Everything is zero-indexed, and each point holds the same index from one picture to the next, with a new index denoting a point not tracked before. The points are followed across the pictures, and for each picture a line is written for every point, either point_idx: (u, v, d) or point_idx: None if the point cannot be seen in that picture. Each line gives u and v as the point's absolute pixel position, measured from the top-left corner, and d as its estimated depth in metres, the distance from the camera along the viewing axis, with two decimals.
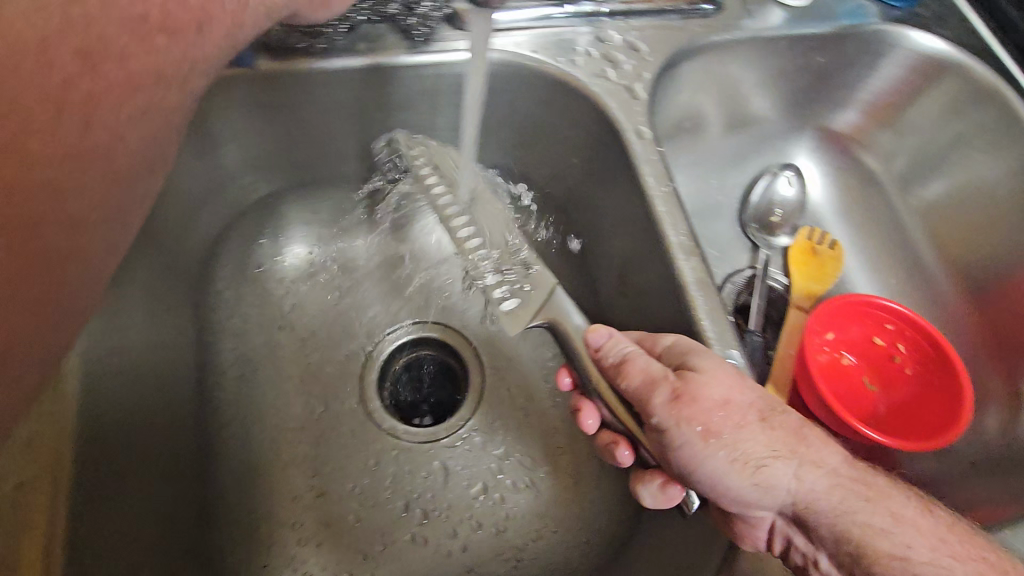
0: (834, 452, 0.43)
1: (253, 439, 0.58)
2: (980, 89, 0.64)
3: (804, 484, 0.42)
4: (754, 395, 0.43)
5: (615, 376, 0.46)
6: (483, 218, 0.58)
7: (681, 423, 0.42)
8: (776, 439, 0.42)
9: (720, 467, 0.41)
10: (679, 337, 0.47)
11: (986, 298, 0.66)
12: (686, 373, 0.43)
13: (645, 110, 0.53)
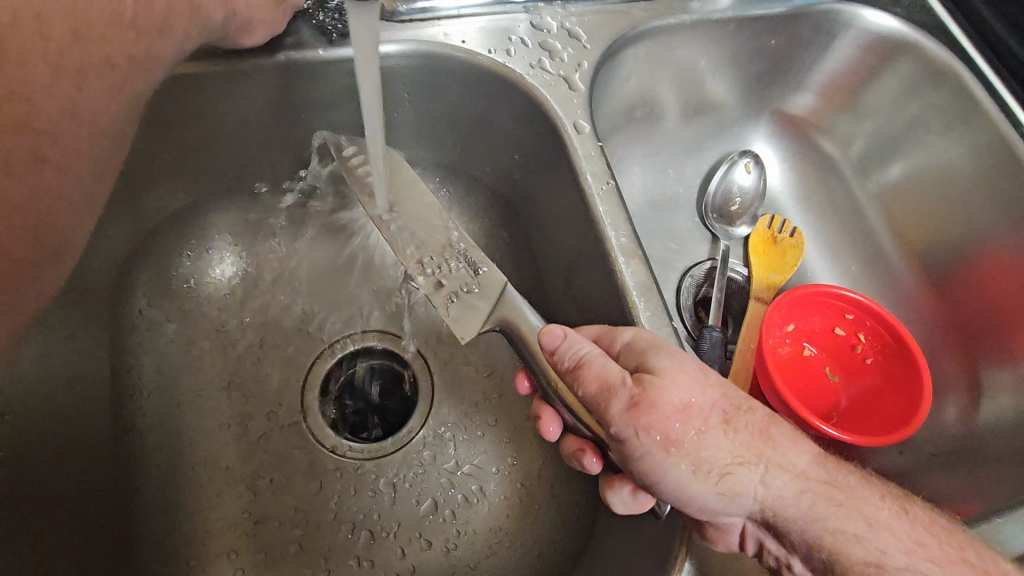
0: (804, 453, 0.40)
1: (180, 466, 0.54)
2: (935, 69, 0.62)
3: (771, 489, 0.39)
4: (717, 394, 0.41)
5: (571, 381, 0.43)
6: (420, 216, 0.54)
7: (639, 433, 0.39)
8: (739, 443, 0.39)
9: (684, 479, 0.38)
10: (640, 332, 0.43)
11: (945, 284, 0.65)
12: (644, 378, 0.40)
13: (584, 103, 0.50)
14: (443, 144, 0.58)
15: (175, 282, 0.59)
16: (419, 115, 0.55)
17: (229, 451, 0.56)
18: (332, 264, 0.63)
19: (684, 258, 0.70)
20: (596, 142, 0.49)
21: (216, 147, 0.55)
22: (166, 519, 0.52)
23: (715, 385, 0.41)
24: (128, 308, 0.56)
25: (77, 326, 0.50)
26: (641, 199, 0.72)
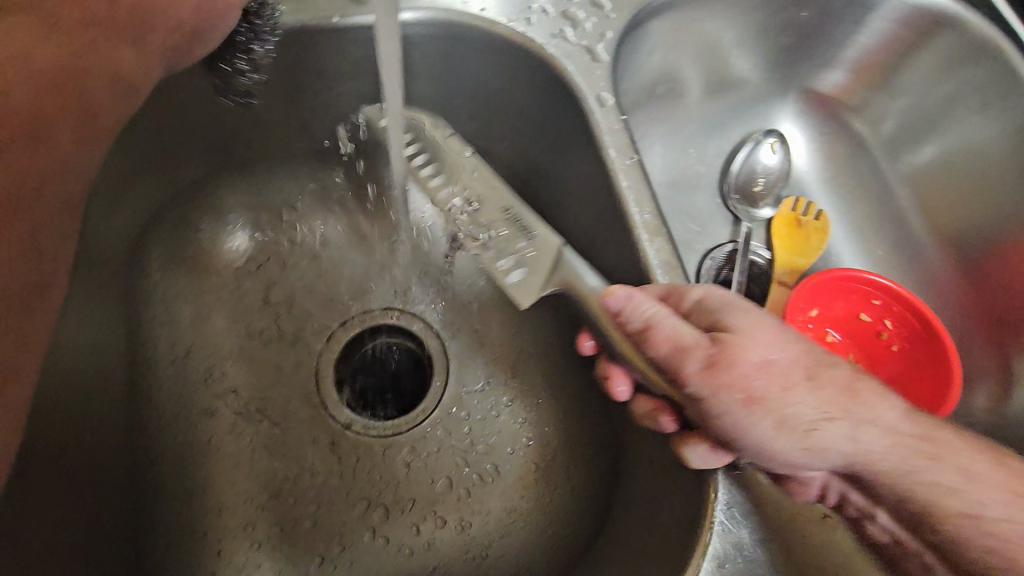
0: (892, 407, 0.38)
1: (197, 440, 0.54)
2: (977, 45, 0.59)
3: (861, 445, 0.37)
4: (797, 350, 0.39)
5: (639, 342, 0.41)
6: (465, 180, 0.51)
7: (719, 392, 0.37)
8: (827, 400, 0.37)
9: (768, 434, 0.37)
10: (710, 290, 0.42)
11: (977, 269, 0.63)
12: (722, 338, 0.38)
13: (608, 75, 0.48)
14: (460, 120, 0.57)
15: (190, 258, 0.59)
16: (438, 88, 0.54)
17: (245, 427, 0.56)
18: (346, 242, 0.62)
19: (705, 239, 0.68)
20: (620, 116, 0.47)
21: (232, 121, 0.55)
22: (179, 492, 0.52)
23: (795, 340, 0.39)
24: (144, 281, 0.56)
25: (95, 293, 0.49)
26: (662, 179, 0.70)
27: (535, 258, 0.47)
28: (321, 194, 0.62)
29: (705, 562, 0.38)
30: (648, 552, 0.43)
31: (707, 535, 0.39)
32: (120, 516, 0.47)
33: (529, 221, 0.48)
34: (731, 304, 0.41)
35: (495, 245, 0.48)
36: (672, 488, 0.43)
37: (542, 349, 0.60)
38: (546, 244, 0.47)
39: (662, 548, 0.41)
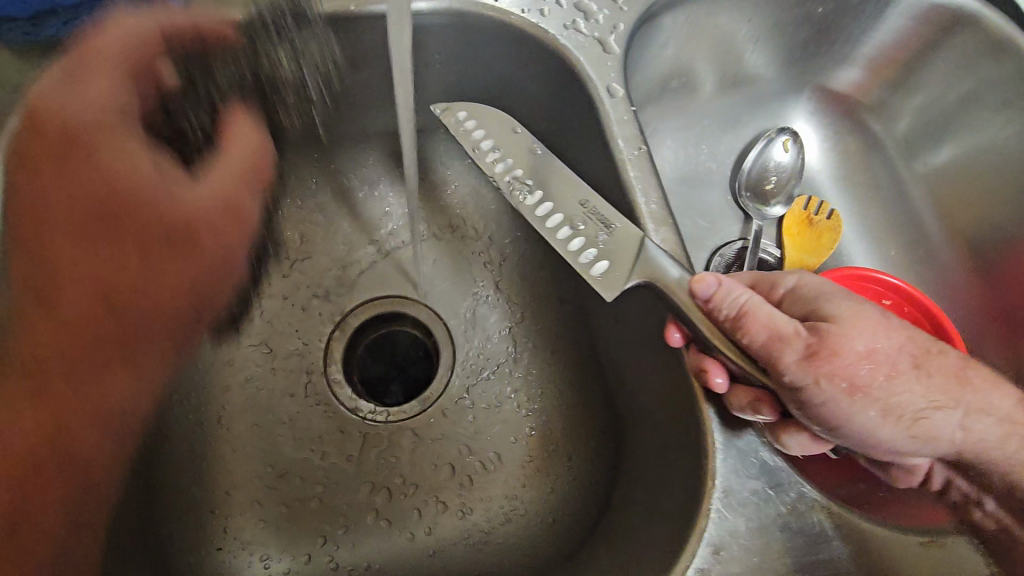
0: (1005, 397, 0.41)
1: (205, 418, 0.55)
2: (996, 43, 0.58)
3: (972, 431, 0.40)
4: (901, 339, 0.40)
5: (729, 331, 0.40)
6: (539, 171, 0.47)
7: (822, 381, 0.37)
8: (935, 388, 0.39)
9: (872, 422, 0.38)
10: (803, 278, 0.43)
11: (992, 271, 0.63)
12: (822, 327, 0.38)
13: (619, 67, 0.49)
14: None
15: None
16: (451, 78, 0.55)
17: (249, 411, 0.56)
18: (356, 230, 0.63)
19: (714, 236, 0.68)
20: (630, 107, 0.48)
21: None
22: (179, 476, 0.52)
23: (900, 329, 0.40)
24: None
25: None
26: (672, 175, 0.69)
27: (617, 250, 0.43)
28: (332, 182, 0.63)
29: (700, 545, 0.38)
30: (648, 539, 0.43)
31: (703, 522, 0.38)
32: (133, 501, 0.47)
33: (607, 212, 0.44)
34: (829, 293, 0.41)
35: (574, 238, 0.44)
36: (671, 478, 0.43)
37: (549, 339, 0.60)
38: (626, 236, 0.44)
39: (662, 533, 0.41)
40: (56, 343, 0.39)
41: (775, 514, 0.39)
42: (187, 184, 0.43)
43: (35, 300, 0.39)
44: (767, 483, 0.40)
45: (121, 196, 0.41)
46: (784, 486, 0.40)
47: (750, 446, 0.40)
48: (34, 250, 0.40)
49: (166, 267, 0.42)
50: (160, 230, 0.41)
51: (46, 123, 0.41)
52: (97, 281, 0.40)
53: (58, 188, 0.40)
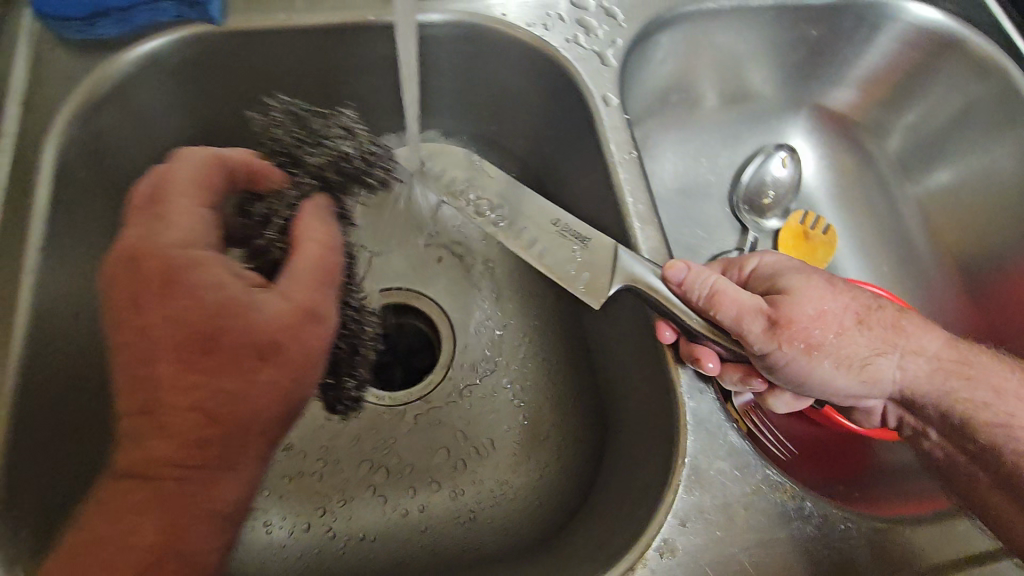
0: (934, 340, 0.45)
1: None
2: (982, 66, 0.61)
3: (906, 372, 0.44)
4: (846, 299, 0.44)
5: (703, 311, 0.43)
6: (522, 201, 0.51)
7: (784, 345, 0.41)
8: (876, 338, 0.44)
9: (829, 374, 0.43)
10: (764, 259, 0.48)
11: (979, 286, 0.64)
12: (777, 298, 0.43)
13: (615, 78, 0.53)
14: (480, 117, 0.62)
15: None
16: (460, 84, 0.58)
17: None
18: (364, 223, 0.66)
19: (712, 245, 0.70)
20: (622, 115, 0.51)
21: None
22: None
23: (844, 291, 0.45)
24: None
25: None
26: (673, 186, 0.72)
27: (595, 261, 0.47)
28: None
29: (667, 516, 0.40)
30: (624, 521, 0.44)
31: (671, 496, 0.41)
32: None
33: (581, 228, 0.48)
34: (784, 268, 0.47)
35: (555, 257, 0.48)
36: (649, 460, 0.46)
37: (544, 334, 0.63)
38: (600, 247, 0.47)
39: (637, 514, 0.43)
40: (183, 426, 0.35)
41: (739, 491, 0.41)
42: (273, 292, 0.37)
43: (149, 407, 0.35)
44: (733, 464, 0.42)
45: (211, 340, 0.35)
46: (752, 468, 0.42)
47: (718, 426, 0.43)
48: (129, 374, 0.35)
49: (253, 381, 0.36)
50: (234, 350, 0.35)
51: (120, 279, 0.36)
52: (187, 404, 0.35)
53: (169, 331, 0.35)
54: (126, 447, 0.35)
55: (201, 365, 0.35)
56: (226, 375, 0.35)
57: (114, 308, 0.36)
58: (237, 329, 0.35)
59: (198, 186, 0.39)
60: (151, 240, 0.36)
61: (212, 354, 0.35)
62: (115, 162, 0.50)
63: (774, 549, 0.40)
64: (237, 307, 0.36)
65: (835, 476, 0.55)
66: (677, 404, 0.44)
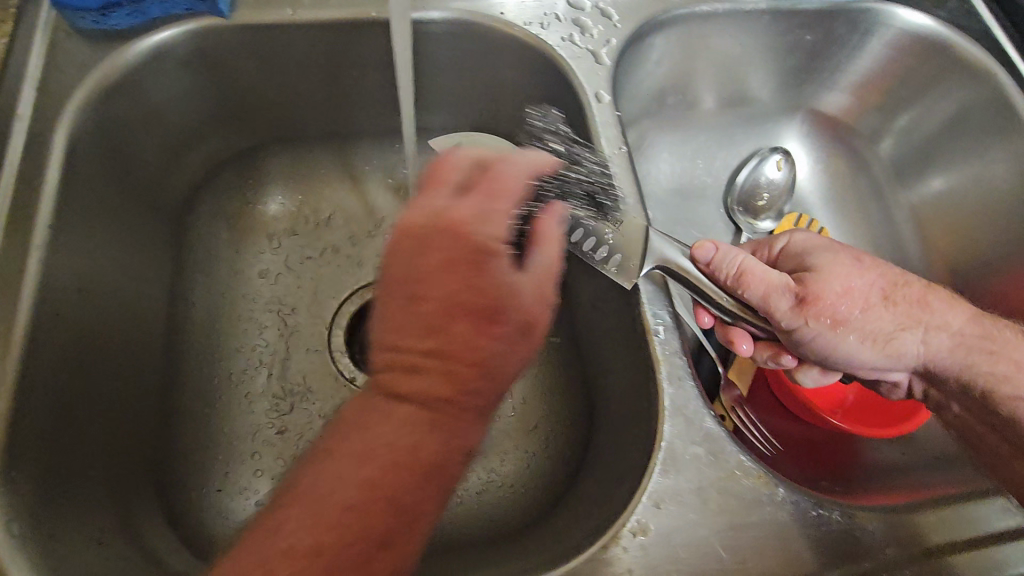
0: (959, 315, 0.50)
1: (217, 375, 0.59)
2: (977, 75, 0.62)
3: (930, 347, 0.49)
4: (873, 277, 0.50)
5: (731, 289, 0.48)
6: None
7: (811, 321, 0.47)
8: (900, 314, 0.49)
9: (854, 346, 0.48)
10: (793, 237, 0.53)
11: (969, 289, 0.65)
12: (805, 277, 0.49)
13: (608, 76, 0.54)
14: (479, 113, 0.63)
15: (233, 217, 0.64)
16: (459, 80, 0.60)
17: (269, 381, 0.60)
18: (364, 215, 0.67)
19: None
20: (614, 111, 0.53)
21: (284, 100, 0.60)
22: (195, 434, 0.56)
23: (872, 268, 0.50)
24: (190, 233, 0.61)
25: (139, 238, 0.54)
26: (668, 186, 0.73)
27: (625, 242, 0.49)
28: (342, 171, 0.67)
29: (642, 498, 0.42)
30: (602, 504, 0.45)
31: (647, 481, 0.42)
32: (150, 450, 0.51)
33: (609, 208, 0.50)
34: (811, 246, 0.52)
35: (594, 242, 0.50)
36: (633, 447, 0.47)
37: None
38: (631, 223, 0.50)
39: (615, 498, 0.44)
40: (460, 375, 0.38)
41: (712, 476, 0.42)
42: (525, 276, 0.40)
43: (440, 352, 0.38)
44: (707, 450, 0.43)
45: (498, 312, 0.39)
46: (727, 454, 0.43)
47: (696, 412, 0.44)
48: (426, 320, 0.38)
49: (510, 352, 0.40)
50: (513, 324, 0.39)
51: (433, 235, 0.39)
52: (465, 358, 0.38)
53: (471, 290, 0.38)
54: (404, 379, 0.38)
55: (484, 332, 0.38)
56: (499, 337, 0.39)
57: (408, 254, 0.39)
58: (517, 305, 0.39)
59: (506, 173, 0.42)
60: (474, 216, 0.40)
61: (491, 325, 0.38)
62: (121, 148, 0.52)
63: (746, 532, 0.41)
64: (517, 288, 0.39)
65: (822, 475, 0.56)
66: (656, 392, 0.45)
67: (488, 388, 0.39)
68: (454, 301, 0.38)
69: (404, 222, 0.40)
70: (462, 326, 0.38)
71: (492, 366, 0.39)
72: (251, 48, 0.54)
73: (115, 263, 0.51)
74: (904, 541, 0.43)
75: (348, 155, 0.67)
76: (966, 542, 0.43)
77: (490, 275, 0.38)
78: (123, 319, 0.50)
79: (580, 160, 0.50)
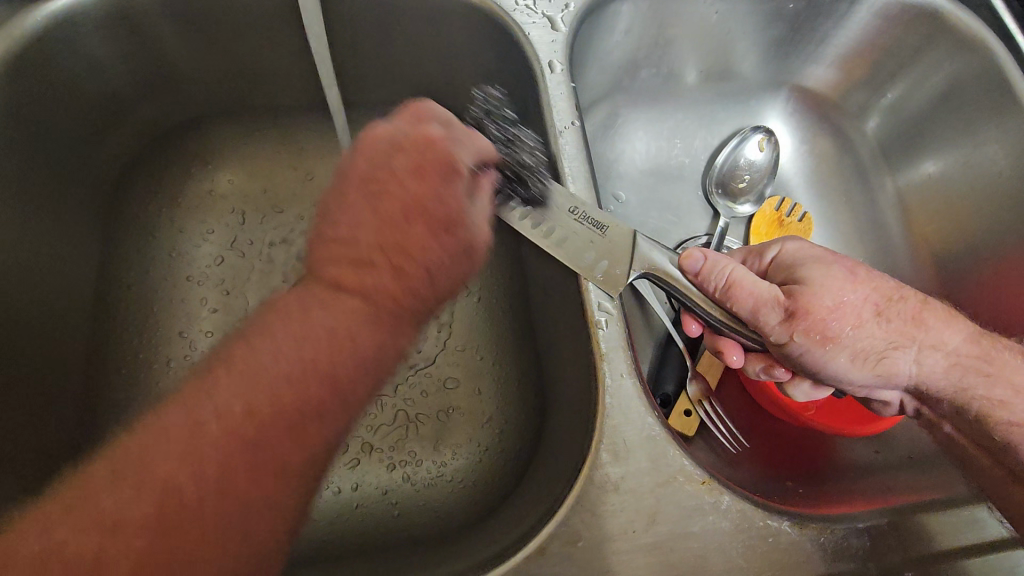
0: (956, 334, 0.46)
1: (152, 361, 0.56)
2: (969, 45, 0.57)
3: (924, 367, 0.46)
4: (867, 291, 0.46)
5: (720, 301, 0.44)
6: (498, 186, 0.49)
7: (801, 336, 0.43)
8: (893, 331, 0.45)
9: (844, 365, 0.45)
10: (786, 247, 0.49)
11: (954, 280, 0.62)
12: (795, 289, 0.45)
13: (564, 43, 0.50)
14: (436, 83, 0.59)
15: (175, 195, 0.61)
16: (410, 48, 0.56)
17: None
18: (315, 194, 0.63)
19: (680, 228, 0.66)
20: (568, 82, 0.49)
21: (223, 67, 0.57)
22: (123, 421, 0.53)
23: (867, 281, 0.46)
24: (125, 212, 0.58)
25: (54, 215, 0.50)
26: (641, 166, 0.67)
27: (613, 249, 0.45)
28: (293, 146, 0.64)
29: (573, 500, 0.39)
30: (536, 505, 0.42)
31: (581, 483, 0.39)
32: (68, 439, 0.49)
33: (599, 216, 0.45)
34: (804, 257, 0.47)
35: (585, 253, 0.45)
36: (574, 446, 0.43)
37: (488, 313, 0.59)
38: (619, 234, 0.45)
39: (549, 499, 0.41)
40: (409, 271, 0.34)
41: (650, 483, 0.40)
42: (476, 207, 0.38)
43: (397, 248, 0.34)
44: (646, 456, 0.40)
45: (447, 221, 0.35)
46: (667, 459, 0.40)
47: (638, 413, 0.41)
48: (383, 217, 0.35)
49: (449, 268, 0.36)
50: (458, 242, 0.36)
51: (401, 140, 0.37)
52: (416, 259, 0.34)
53: (432, 194, 0.36)
54: (347, 271, 0.34)
55: (439, 233, 0.35)
56: (450, 246, 0.35)
57: (375, 154, 0.37)
58: (469, 227, 0.36)
59: (468, 131, 0.41)
60: (445, 135, 0.39)
61: (445, 232, 0.35)
62: (37, 118, 0.48)
63: (684, 543, 0.39)
64: (477, 215, 0.38)
65: (787, 474, 0.52)
66: (597, 386, 0.42)
67: (434, 290, 0.35)
68: (404, 196, 0.35)
69: (376, 129, 0.38)
70: (404, 229, 0.34)
71: (434, 265, 0.35)
72: (180, 9, 0.51)
73: (30, 246, 0.47)
74: (858, 555, 0.39)
75: (299, 129, 0.63)
76: (911, 559, 0.40)
77: (437, 188, 0.36)
78: (31, 300, 0.47)
79: (514, 143, 0.48)
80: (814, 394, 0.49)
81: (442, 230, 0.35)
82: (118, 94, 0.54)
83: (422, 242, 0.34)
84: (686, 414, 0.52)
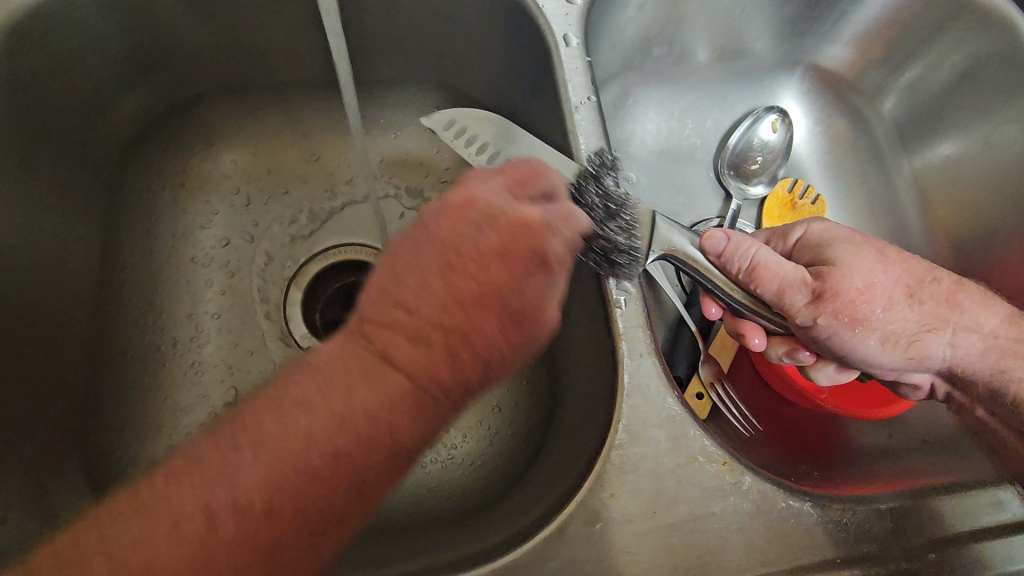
0: (992, 317, 0.45)
1: (157, 344, 0.55)
2: (998, 27, 0.56)
3: (959, 351, 0.45)
4: (897, 273, 0.45)
5: (744, 283, 0.43)
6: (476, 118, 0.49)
7: (829, 318, 0.43)
8: (924, 314, 0.45)
9: (873, 349, 0.44)
10: (811, 227, 0.48)
11: (971, 263, 0.61)
12: (822, 271, 0.44)
13: (580, 16, 0.49)
14: (445, 60, 0.58)
15: (178, 174, 0.60)
16: (419, 23, 0.55)
17: (215, 351, 0.56)
18: (322, 174, 0.62)
19: (693, 210, 0.65)
20: (583, 57, 0.48)
21: (228, 45, 0.55)
22: (127, 405, 0.53)
23: (896, 262, 0.45)
24: (128, 191, 0.57)
25: (58, 195, 0.49)
26: (653, 147, 0.66)
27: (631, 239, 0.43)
28: (298, 125, 0.62)
29: (589, 481, 0.38)
30: (552, 487, 0.42)
31: (599, 465, 0.39)
32: (72, 419, 0.48)
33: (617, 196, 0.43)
34: (830, 237, 0.46)
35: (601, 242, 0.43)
36: (590, 428, 0.43)
37: None
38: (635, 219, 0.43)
39: (566, 480, 0.41)
40: (465, 358, 0.32)
41: (670, 464, 0.39)
42: (556, 290, 0.35)
43: (460, 334, 0.32)
44: (666, 436, 0.40)
45: (510, 307, 0.33)
46: (687, 440, 0.40)
47: (658, 393, 0.41)
48: (452, 293, 0.32)
49: (511, 343, 0.33)
50: (521, 343, 0.33)
51: (495, 214, 0.34)
52: (475, 348, 0.32)
53: (514, 285, 0.33)
54: (403, 347, 0.31)
55: (494, 315, 0.32)
56: (520, 336, 0.33)
57: (463, 219, 0.34)
58: (540, 322, 0.34)
59: (569, 206, 0.38)
60: (543, 215, 0.35)
61: (515, 313, 0.33)
62: (39, 95, 0.47)
63: (705, 524, 0.38)
64: (538, 317, 0.34)
65: (801, 458, 0.52)
66: (614, 367, 0.41)
67: (497, 366, 0.33)
68: (456, 260, 0.33)
69: (467, 191, 0.35)
70: (461, 298, 0.32)
71: (497, 353, 0.33)
72: None
73: (33, 227, 0.47)
74: (881, 537, 0.39)
75: (304, 108, 0.62)
76: (930, 540, 0.39)
77: (494, 273, 0.33)
78: (35, 281, 0.47)
79: (612, 215, 0.43)
80: (834, 376, 0.48)
81: (507, 306, 0.33)
82: (118, 73, 0.53)
83: (471, 323, 0.32)
84: (699, 397, 0.51)
